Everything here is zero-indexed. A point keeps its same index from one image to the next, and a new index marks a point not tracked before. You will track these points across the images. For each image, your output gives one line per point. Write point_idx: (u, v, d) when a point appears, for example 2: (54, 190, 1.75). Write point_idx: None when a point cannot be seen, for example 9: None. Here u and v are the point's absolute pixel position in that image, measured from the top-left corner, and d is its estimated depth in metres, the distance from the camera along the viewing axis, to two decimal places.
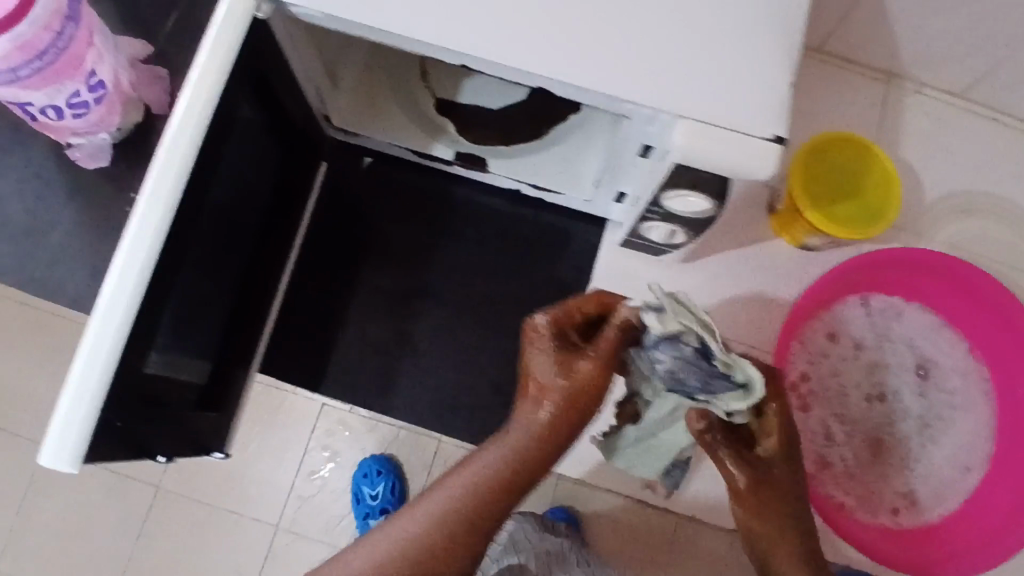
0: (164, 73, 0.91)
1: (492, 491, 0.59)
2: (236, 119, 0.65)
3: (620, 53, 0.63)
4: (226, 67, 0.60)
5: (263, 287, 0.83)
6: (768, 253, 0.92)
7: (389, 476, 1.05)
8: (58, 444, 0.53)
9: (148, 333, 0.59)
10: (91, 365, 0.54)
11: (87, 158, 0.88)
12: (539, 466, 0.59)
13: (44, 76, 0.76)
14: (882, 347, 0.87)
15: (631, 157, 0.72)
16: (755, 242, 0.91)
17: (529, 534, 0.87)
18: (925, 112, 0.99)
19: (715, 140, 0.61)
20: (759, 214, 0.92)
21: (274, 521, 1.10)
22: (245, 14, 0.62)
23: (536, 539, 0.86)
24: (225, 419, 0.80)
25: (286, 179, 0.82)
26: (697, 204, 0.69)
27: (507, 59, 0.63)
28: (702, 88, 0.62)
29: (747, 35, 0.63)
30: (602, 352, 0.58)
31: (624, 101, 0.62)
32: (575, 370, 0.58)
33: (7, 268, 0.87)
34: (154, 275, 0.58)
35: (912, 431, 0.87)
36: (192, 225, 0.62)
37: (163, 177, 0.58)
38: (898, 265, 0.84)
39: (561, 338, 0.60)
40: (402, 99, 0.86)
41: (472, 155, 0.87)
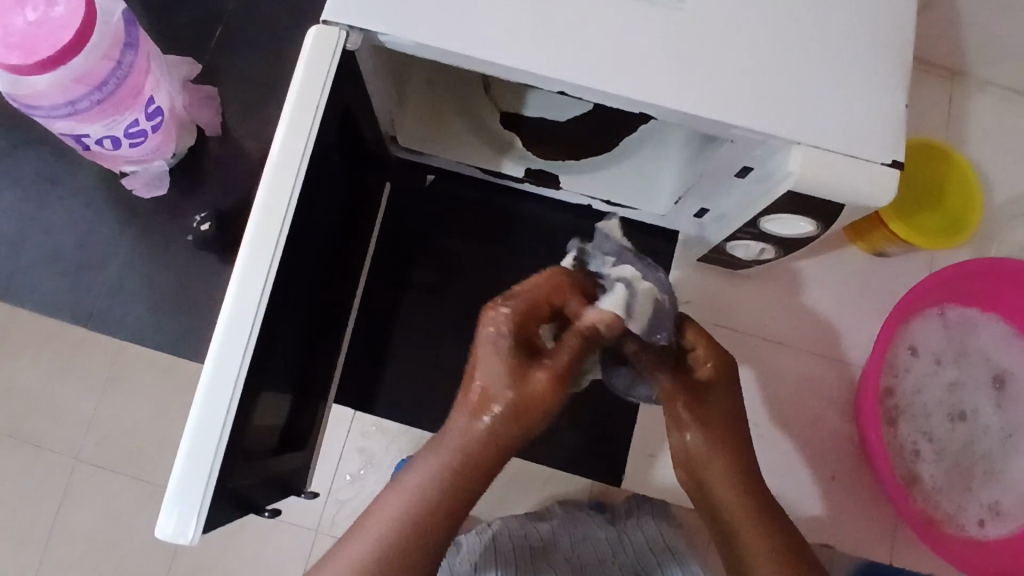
0: (211, 93, 0.91)
1: (455, 481, 0.55)
2: (326, 155, 0.63)
3: (729, 75, 0.60)
4: (321, 104, 0.57)
5: (338, 317, 0.81)
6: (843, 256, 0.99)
7: None
8: (179, 512, 0.52)
9: (255, 390, 0.57)
10: (206, 432, 0.52)
11: (144, 187, 0.87)
12: (487, 477, 0.56)
13: (104, 107, 0.73)
14: (960, 364, 0.99)
15: (725, 179, 0.69)
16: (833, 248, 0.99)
17: (511, 527, 0.90)
18: (991, 109, 1.00)
19: (832, 168, 0.59)
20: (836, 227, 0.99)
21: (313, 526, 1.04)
22: (337, 45, 0.59)
23: (517, 534, 0.88)
24: (308, 454, 0.79)
25: (357, 205, 0.80)
26: (799, 226, 0.67)
27: (610, 85, 0.60)
28: (818, 113, 0.59)
29: (859, 55, 0.61)
30: (562, 366, 0.54)
31: (733, 127, 0.60)
32: (529, 374, 0.54)
33: (64, 304, 0.85)
34: (261, 331, 0.55)
35: (993, 446, 0.98)
36: (291, 272, 0.59)
37: (265, 227, 0.55)
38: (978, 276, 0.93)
39: (521, 327, 0.54)
40: (468, 116, 0.83)
41: (543, 172, 0.86)
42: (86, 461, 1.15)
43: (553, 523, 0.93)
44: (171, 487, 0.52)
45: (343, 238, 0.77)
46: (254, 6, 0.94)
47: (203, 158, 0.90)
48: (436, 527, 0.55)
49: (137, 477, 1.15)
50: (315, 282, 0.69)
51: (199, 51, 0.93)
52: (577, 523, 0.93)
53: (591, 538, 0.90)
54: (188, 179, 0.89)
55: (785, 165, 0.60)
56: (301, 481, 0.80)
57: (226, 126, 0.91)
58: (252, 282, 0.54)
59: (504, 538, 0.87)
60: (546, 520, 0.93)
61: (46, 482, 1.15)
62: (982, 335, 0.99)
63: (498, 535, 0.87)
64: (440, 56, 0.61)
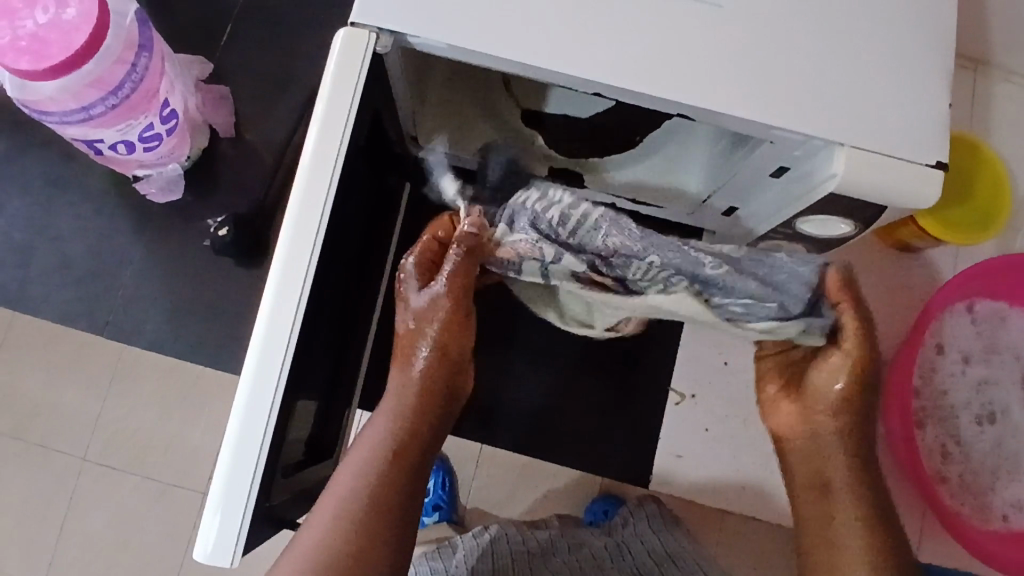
0: (225, 92, 0.89)
1: (411, 426, 0.61)
2: (355, 162, 0.61)
3: (771, 74, 0.58)
4: (352, 110, 0.55)
5: (362, 322, 0.80)
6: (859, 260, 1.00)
7: (439, 472, 1.04)
8: (217, 535, 0.50)
9: (290, 406, 0.55)
10: (244, 452, 0.51)
11: (160, 192, 0.85)
12: (422, 421, 0.62)
13: (118, 112, 0.71)
14: (989, 360, 0.99)
15: (760, 180, 0.68)
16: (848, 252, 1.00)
17: (509, 533, 0.88)
18: (1014, 100, 1.00)
19: (876, 169, 0.57)
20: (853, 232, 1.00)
21: None
22: (367, 48, 0.57)
23: (514, 540, 0.87)
24: (334, 462, 0.77)
25: (380, 208, 0.78)
26: (835, 227, 0.66)
27: (649, 87, 0.58)
28: (862, 113, 0.58)
29: (903, 53, 0.59)
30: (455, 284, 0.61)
31: (774, 128, 0.58)
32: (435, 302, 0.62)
33: (80, 313, 0.84)
34: (297, 347, 0.53)
35: (1020, 443, 0.98)
36: (324, 284, 0.57)
37: (299, 239, 0.53)
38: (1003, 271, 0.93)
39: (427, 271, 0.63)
40: (490, 116, 0.83)
41: (568, 171, 0.86)
42: (94, 462, 1.14)
43: (550, 531, 0.92)
44: (210, 509, 0.50)
45: (367, 242, 0.75)
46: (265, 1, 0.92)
47: (216, 160, 0.88)
48: (390, 490, 0.58)
49: (143, 477, 1.14)
50: (342, 290, 0.67)
51: (209, 48, 0.91)
52: (573, 534, 0.92)
53: (587, 547, 0.90)
54: (201, 182, 0.87)
55: (828, 166, 0.59)
56: None
57: (239, 126, 0.89)
58: (287, 296, 0.52)
59: (502, 544, 0.86)
60: (544, 530, 0.92)
61: (54, 484, 1.13)
62: (1012, 330, 0.99)
63: (496, 542, 0.86)
64: (472, 58, 0.58)
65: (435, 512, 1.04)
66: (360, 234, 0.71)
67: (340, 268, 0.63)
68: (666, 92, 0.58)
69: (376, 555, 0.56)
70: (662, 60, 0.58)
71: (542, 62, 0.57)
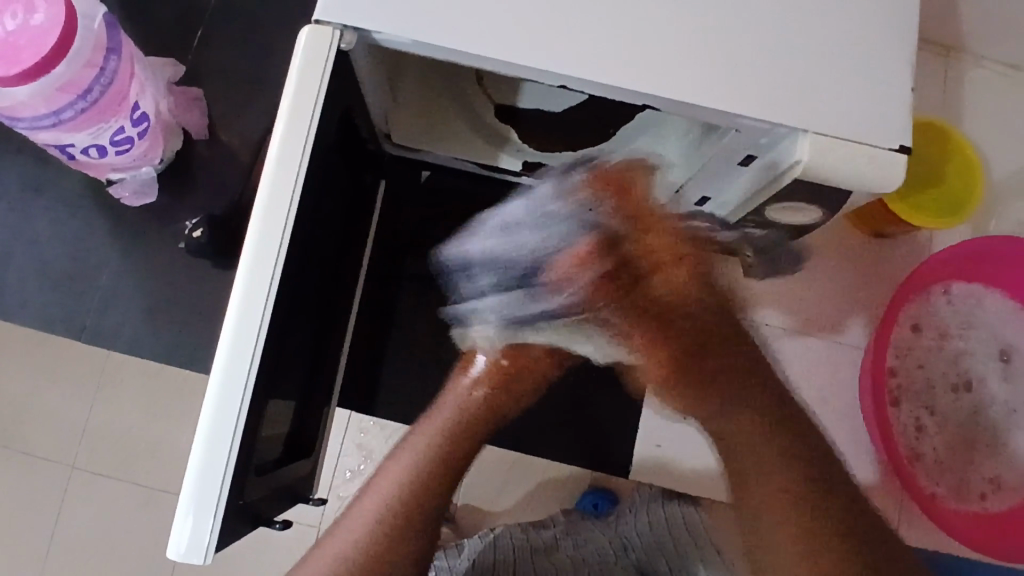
0: (198, 94, 0.89)
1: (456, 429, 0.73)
2: (325, 160, 0.61)
3: (734, 63, 0.58)
4: (317, 108, 0.55)
5: (340, 320, 0.80)
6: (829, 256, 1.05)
7: None
8: (190, 535, 0.51)
9: (262, 405, 0.55)
10: (214, 452, 0.51)
11: (132, 195, 0.85)
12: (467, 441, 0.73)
13: (88, 116, 0.71)
14: (966, 340, 1.01)
15: (729, 169, 0.68)
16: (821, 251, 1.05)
17: (512, 532, 0.89)
18: (987, 85, 1.01)
19: (841, 154, 0.58)
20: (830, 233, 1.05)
21: (317, 522, 1.08)
22: (331, 45, 0.57)
23: (518, 536, 0.87)
24: (315, 460, 0.77)
25: (355, 207, 0.78)
26: (804, 214, 0.66)
27: (612, 77, 0.58)
28: (825, 100, 0.58)
29: (865, 39, 0.60)
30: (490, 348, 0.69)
31: (739, 116, 0.59)
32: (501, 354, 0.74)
33: (56, 319, 0.84)
34: (266, 346, 0.53)
35: (996, 420, 1.01)
36: (294, 283, 0.57)
37: (266, 238, 0.53)
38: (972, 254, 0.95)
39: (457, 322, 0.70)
40: (463, 111, 0.82)
41: (540, 165, 0.85)
42: (81, 469, 1.13)
43: (555, 529, 0.92)
44: (181, 510, 0.50)
45: (342, 241, 0.76)
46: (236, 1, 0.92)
47: (192, 162, 0.88)
48: (425, 495, 0.69)
49: (131, 483, 1.14)
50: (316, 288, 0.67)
51: (181, 50, 0.91)
52: (578, 530, 0.92)
53: (592, 540, 0.89)
54: (176, 184, 0.87)
55: (792, 154, 0.59)
56: (309, 488, 0.79)
57: (213, 127, 0.89)
58: (254, 295, 0.52)
59: (504, 539, 0.87)
60: (548, 527, 0.92)
61: (39, 491, 1.13)
62: (986, 311, 1.01)
63: (498, 537, 0.87)
64: (437, 53, 0.58)
65: None
66: (334, 232, 0.71)
67: (312, 266, 0.63)
68: (630, 83, 0.58)
69: (394, 552, 0.66)
70: (625, 51, 0.58)
71: (505, 54, 0.57)
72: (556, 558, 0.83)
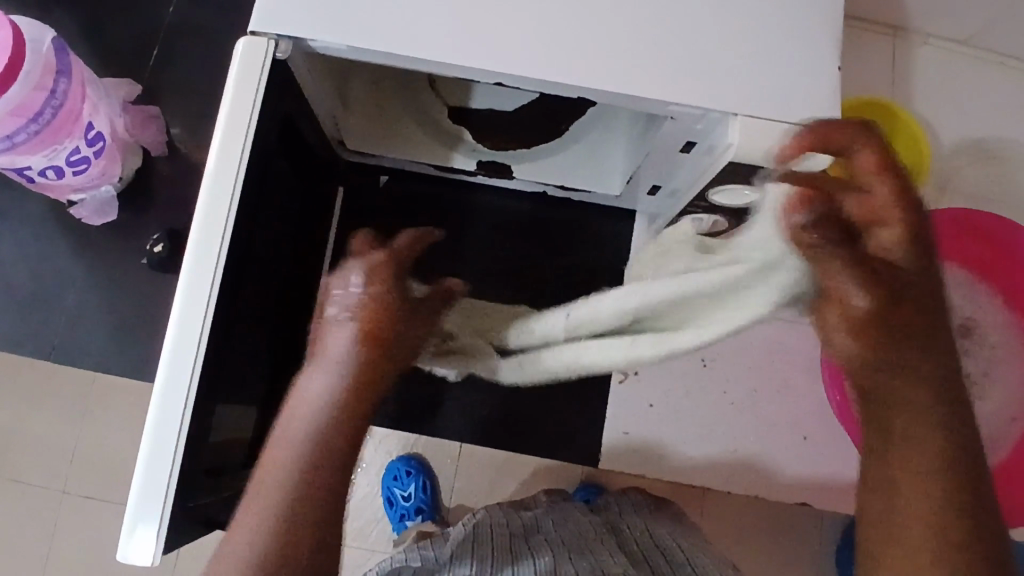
0: (155, 111, 0.90)
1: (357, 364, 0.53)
2: (267, 166, 0.62)
3: (659, 51, 0.60)
4: (253, 116, 0.57)
5: (300, 327, 0.81)
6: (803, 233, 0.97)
7: (418, 474, 1.05)
8: (138, 533, 0.52)
9: (210, 406, 0.57)
10: (160, 449, 0.52)
11: (93, 214, 0.86)
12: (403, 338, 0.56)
13: (42, 138, 0.72)
14: None
15: (670, 155, 0.70)
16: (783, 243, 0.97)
17: (494, 515, 0.88)
18: (933, 62, 1.03)
19: (770, 134, 0.59)
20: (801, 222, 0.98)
21: None
22: (267, 54, 0.58)
23: (498, 521, 0.86)
24: None
25: (309, 213, 0.80)
26: (747, 196, 0.68)
27: (544, 72, 0.59)
28: (751, 82, 0.60)
29: (790, 22, 0.61)
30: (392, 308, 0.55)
31: (670, 104, 0.60)
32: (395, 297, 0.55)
33: (25, 341, 0.85)
34: (209, 353, 0.55)
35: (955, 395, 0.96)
36: (239, 289, 0.59)
37: (205, 244, 0.54)
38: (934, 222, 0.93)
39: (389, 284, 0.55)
40: (416, 116, 0.83)
41: (496, 163, 0.85)
42: (70, 493, 1.14)
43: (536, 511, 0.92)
44: (127, 508, 0.52)
45: (297, 247, 0.77)
46: (191, 19, 0.94)
47: (151, 179, 0.89)
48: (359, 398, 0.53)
49: (118, 505, 1.14)
50: (269, 294, 0.69)
51: (137, 69, 0.92)
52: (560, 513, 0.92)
53: (571, 519, 0.88)
54: (136, 202, 0.88)
55: (724, 137, 0.61)
56: None
57: (171, 143, 0.91)
58: (196, 299, 0.54)
59: (484, 525, 0.84)
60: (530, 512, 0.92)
61: (31, 518, 1.14)
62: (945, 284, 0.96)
63: (479, 522, 0.86)
64: (375, 58, 0.60)
65: (418, 515, 1.05)
66: (285, 239, 0.72)
67: (260, 270, 0.65)
68: (560, 76, 0.59)
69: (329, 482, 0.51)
70: (555, 46, 0.59)
71: (436, 56, 0.58)
72: (533, 536, 0.81)
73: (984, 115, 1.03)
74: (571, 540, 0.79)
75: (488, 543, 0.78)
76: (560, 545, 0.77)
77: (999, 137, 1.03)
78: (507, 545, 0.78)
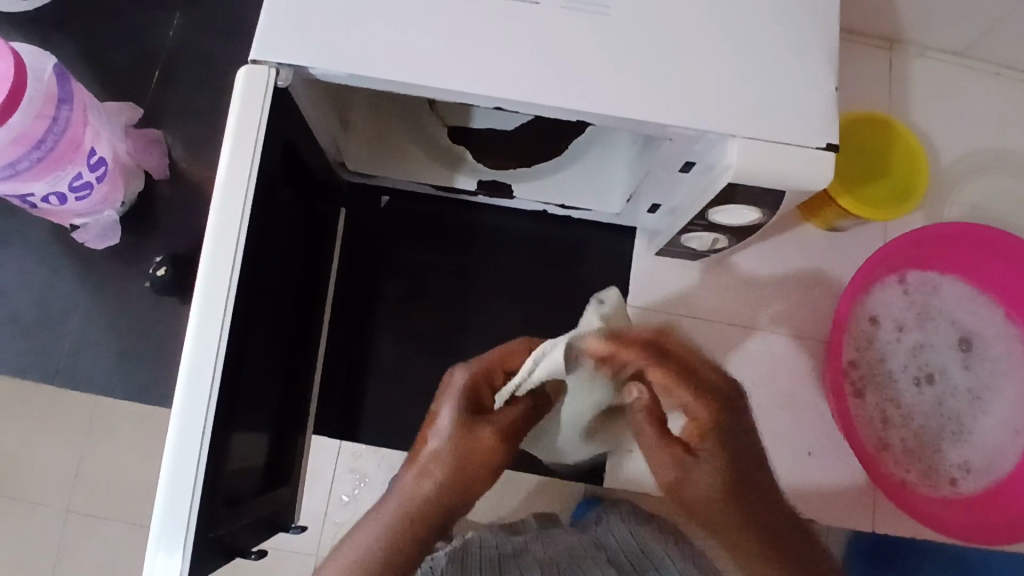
0: (157, 134, 0.91)
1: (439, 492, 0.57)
2: (271, 192, 0.62)
3: (656, 73, 0.60)
4: (259, 141, 0.57)
5: (309, 350, 0.81)
6: (803, 238, 0.96)
7: None
8: (161, 564, 0.51)
9: (227, 433, 0.57)
10: (180, 482, 0.52)
11: (96, 238, 0.86)
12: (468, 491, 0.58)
13: (45, 165, 0.73)
14: (924, 326, 0.95)
15: (672, 174, 0.70)
16: (792, 250, 0.96)
17: (482, 540, 0.86)
18: (929, 73, 1.04)
19: (769, 154, 0.60)
20: (800, 225, 0.96)
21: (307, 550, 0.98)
22: (268, 82, 0.59)
23: (488, 544, 0.85)
24: (294, 489, 0.78)
25: (315, 235, 0.80)
26: (746, 216, 0.69)
27: (545, 97, 0.60)
28: (747, 102, 0.60)
29: (785, 44, 0.62)
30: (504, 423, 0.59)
31: (670, 126, 0.61)
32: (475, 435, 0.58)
33: (30, 365, 0.85)
34: (225, 378, 0.55)
35: (961, 406, 0.94)
36: (250, 316, 0.59)
37: (217, 271, 0.55)
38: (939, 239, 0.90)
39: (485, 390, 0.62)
40: (417, 136, 0.83)
41: (495, 182, 0.85)
42: (76, 511, 1.12)
43: (526, 534, 0.90)
44: (151, 542, 0.51)
45: (304, 268, 0.78)
46: (191, 41, 0.94)
47: (154, 202, 0.90)
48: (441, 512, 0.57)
49: (124, 523, 1.12)
50: (277, 317, 0.69)
51: (138, 93, 0.93)
52: (550, 534, 0.90)
53: (561, 541, 0.87)
54: (138, 226, 0.89)
55: (725, 158, 0.61)
56: (290, 517, 0.79)
57: (173, 166, 0.91)
58: (210, 325, 0.54)
59: (475, 546, 0.83)
60: (519, 535, 0.90)
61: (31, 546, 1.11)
62: (945, 297, 0.95)
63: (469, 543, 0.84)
64: (375, 84, 0.61)
65: None
66: (291, 264, 0.72)
67: (269, 295, 0.65)
68: (561, 99, 0.60)
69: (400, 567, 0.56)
70: (553, 70, 0.60)
71: (435, 83, 0.59)
72: (523, 558, 0.80)
73: (982, 125, 1.03)
74: (561, 563, 0.78)
75: (476, 565, 0.77)
76: (547, 566, 0.77)
77: (1000, 147, 1.03)
78: (497, 566, 0.77)
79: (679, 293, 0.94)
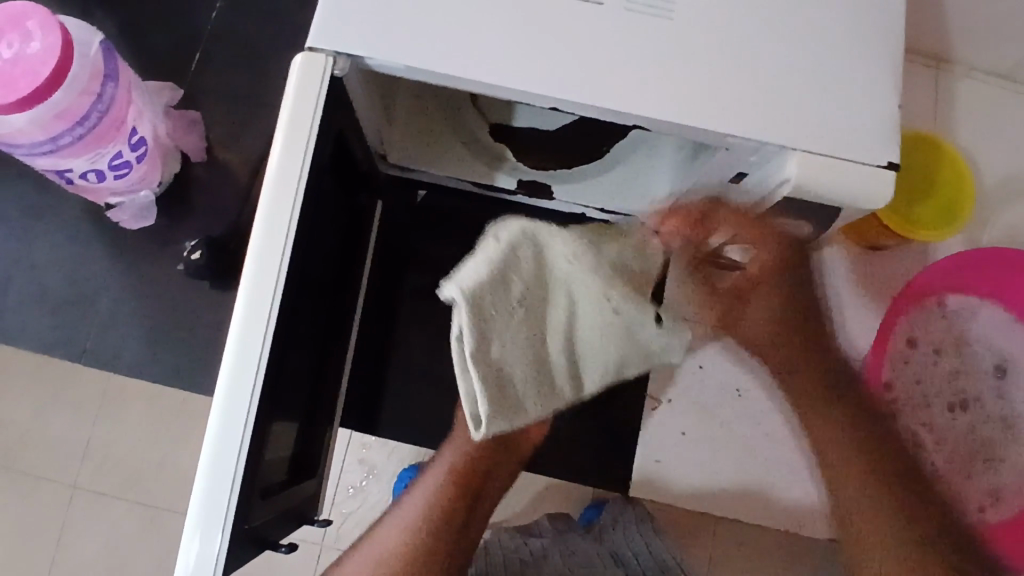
0: (195, 116, 0.90)
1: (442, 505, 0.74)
2: (320, 181, 0.62)
3: (719, 82, 0.59)
4: (314, 130, 0.56)
5: (340, 341, 0.80)
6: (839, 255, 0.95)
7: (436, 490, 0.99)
8: (197, 553, 0.51)
9: (267, 422, 0.56)
10: (220, 470, 0.51)
11: (131, 219, 0.86)
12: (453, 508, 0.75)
13: (87, 142, 0.72)
14: (961, 351, 0.94)
15: (721, 184, 0.70)
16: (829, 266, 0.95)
17: (501, 543, 0.84)
18: (974, 95, 1.03)
19: (828, 170, 0.59)
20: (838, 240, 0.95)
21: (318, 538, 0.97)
22: (325, 71, 0.58)
23: (506, 549, 0.83)
24: (319, 481, 0.77)
25: (354, 227, 0.79)
26: (797, 230, 0.68)
27: (603, 100, 0.59)
28: (809, 116, 0.59)
29: (851, 58, 0.61)
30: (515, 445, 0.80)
31: (728, 135, 0.60)
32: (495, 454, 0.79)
33: (56, 343, 0.84)
34: (269, 368, 0.54)
35: (994, 434, 0.94)
36: (295, 305, 0.58)
37: (267, 259, 0.54)
38: (983, 264, 0.89)
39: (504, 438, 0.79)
40: (459, 131, 0.82)
41: (535, 183, 0.85)
42: (85, 488, 1.09)
43: (543, 538, 0.87)
44: (189, 530, 0.51)
45: (342, 259, 0.77)
46: (233, 22, 0.94)
47: (189, 185, 0.89)
48: (447, 527, 0.74)
49: (133, 501, 1.10)
50: (316, 308, 0.68)
51: (177, 73, 0.92)
52: (567, 540, 0.87)
53: (580, 553, 0.84)
54: (173, 208, 0.88)
55: (780, 171, 0.60)
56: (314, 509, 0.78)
57: (211, 149, 0.90)
58: (257, 314, 0.53)
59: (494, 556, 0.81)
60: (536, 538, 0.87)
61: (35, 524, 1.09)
62: (982, 322, 0.94)
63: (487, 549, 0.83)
64: (431, 78, 0.60)
65: None
66: (331, 255, 0.71)
67: (312, 285, 0.64)
68: (619, 104, 0.59)
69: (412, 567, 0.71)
70: (614, 73, 0.59)
71: (494, 80, 0.58)
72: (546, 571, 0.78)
73: None
74: None
75: None
76: None
77: None
78: None
79: (712, 304, 0.94)
